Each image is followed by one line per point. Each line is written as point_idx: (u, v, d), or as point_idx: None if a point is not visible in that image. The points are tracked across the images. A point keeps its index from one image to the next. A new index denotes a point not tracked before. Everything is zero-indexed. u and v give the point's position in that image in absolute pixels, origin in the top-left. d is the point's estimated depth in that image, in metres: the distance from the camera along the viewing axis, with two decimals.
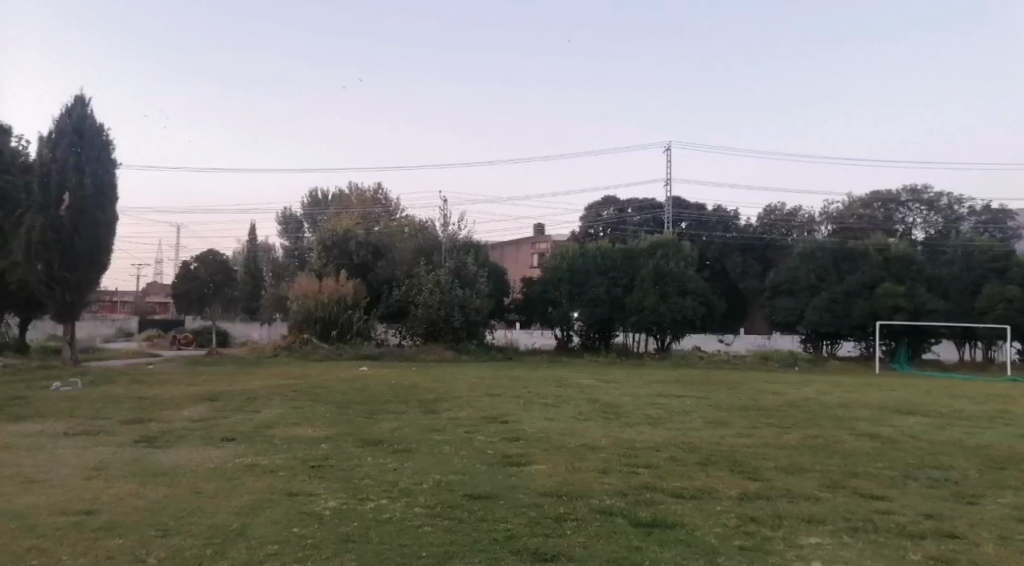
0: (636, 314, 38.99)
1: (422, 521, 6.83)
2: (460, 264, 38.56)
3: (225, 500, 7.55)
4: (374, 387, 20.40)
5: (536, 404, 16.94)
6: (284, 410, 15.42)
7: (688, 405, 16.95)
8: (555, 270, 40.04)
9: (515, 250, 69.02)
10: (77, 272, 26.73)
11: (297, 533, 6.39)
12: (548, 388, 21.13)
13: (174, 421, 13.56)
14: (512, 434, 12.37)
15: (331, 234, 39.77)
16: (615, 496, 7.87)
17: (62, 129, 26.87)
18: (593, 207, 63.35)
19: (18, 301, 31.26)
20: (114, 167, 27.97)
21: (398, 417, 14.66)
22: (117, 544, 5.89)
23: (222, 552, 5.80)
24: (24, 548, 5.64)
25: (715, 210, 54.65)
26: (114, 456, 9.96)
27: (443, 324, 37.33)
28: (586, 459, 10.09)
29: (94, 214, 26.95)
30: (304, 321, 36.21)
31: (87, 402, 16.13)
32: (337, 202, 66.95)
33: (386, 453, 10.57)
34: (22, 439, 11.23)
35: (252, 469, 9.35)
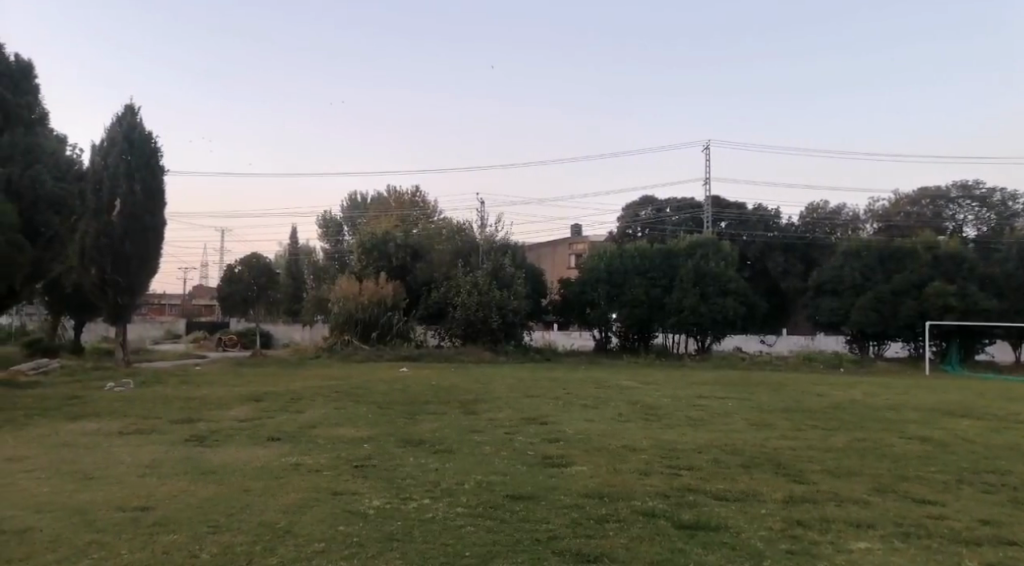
0: (676, 314, 38.65)
1: (464, 521, 6.89)
2: (497, 266, 38.72)
3: (272, 498, 7.72)
4: (414, 388, 20.61)
5: (575, 405, 16.93)
6: (327, 410, 15.68)
7: (730, 407, 16.74)
8: (593, 270, 39.93)
9: (552, 251, 68.98)
10: (128, 275, 27.50)
11: (342, 531, 6.50)
12: (588, 389, 21.07)
13: (222, 421, 13.90)
14: (552, 436, 12.38)
15: (371, 237, 40.29)
16: (658, 498, 7.83)
17: (114, 138, 27.84)
18: (631, 207, 63.02)
19: (75, 305, 32.40)
20: (162, 173, 28.74)
21: (438, 417, 14.80)
22: (171, 539, 6.08)
23: (271, 549, 5.93)
24: (86, 542, 5.85)
25: (756, 210, 53.87)
26: (165, 455, 10.25)
27: (481, 325, 37.54)
28: (627, 460, 10.06)
29: (143, 219, 27.71)
30: (345, 322, 36.72)
31: (140, 402, 16.65)
32: (377, 206, 67.82)
33: (428, 454, 10.68)
34: (79, 437, 11.65)
35: (299, 468, 9.54)
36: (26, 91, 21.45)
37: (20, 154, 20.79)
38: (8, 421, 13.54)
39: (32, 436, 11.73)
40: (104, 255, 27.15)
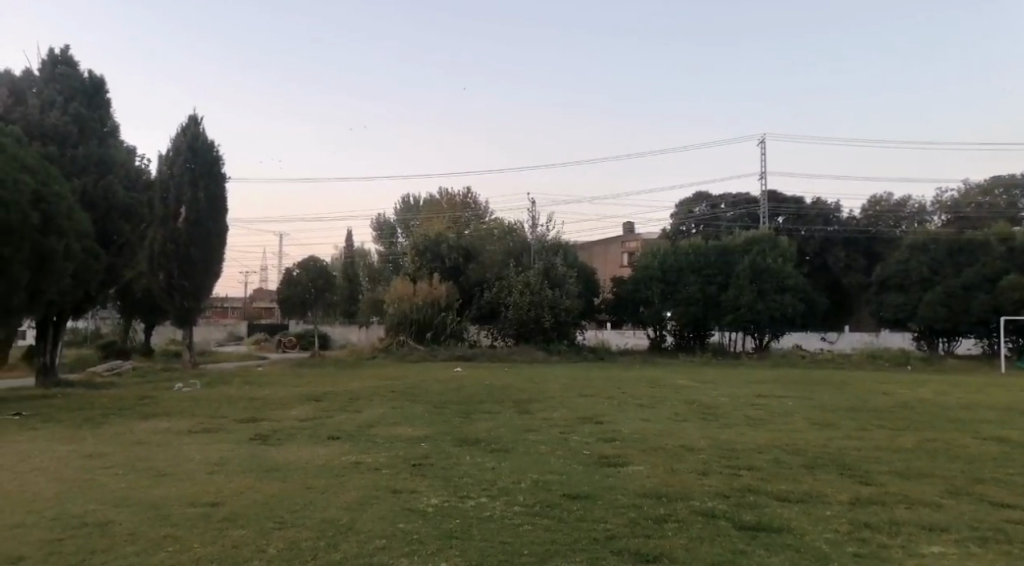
0: (732, 313, 37.94)
1: (522, 519, 6.93)
2: (549, 265, 38.71)
3: (334, 496, 7.91)
4: (470, 388, 20.77)
5: (631, 404, 16.79)
6: (385, 410, 15.93)
7: (791, 406, 16.34)
8: (646, 268, 39.57)
9: (604, 250, 68.54)
10: (193, 279, 28.49)
11: (403, 528, 6.62)
12: (642, 388, 20.88)
13: (284, 421, 14.30)
14: (608, 435, 12.33)
15: (424, 239, 40.83)
16: (717, 498, 7.73)
17: (179, 147, 28.91)
18: (684, 203, 62.12)
19: (144, 309, 33.76)
20: (224, 180, 29.68)
21: (493, 417, 14.88)
22: (240, 535, 6.29)
23: (334, 544, 6.08)
24: (161, 536, 6.11)
25: (815, 203, 52.52)
26: (232, 452, 10.59)
27: (534, 325, 37.60)
28: (685, 460, 9.94)
29: (207, 225, 28.66)
30: (400, 323, 37.27)
31: (207, 402, 17.23)
32: (429, 207, 68.65)
33: (484, 453, 10.78)
34: (151, 435, 12.15)
35: (358, 466, 9.74)
36: (97, 105, 22.32)
37: (93, 165, 21.70)
38: (87, 419, 14.22)
39: (108, 434, 12.28)
40: (171, 261, 28.23)
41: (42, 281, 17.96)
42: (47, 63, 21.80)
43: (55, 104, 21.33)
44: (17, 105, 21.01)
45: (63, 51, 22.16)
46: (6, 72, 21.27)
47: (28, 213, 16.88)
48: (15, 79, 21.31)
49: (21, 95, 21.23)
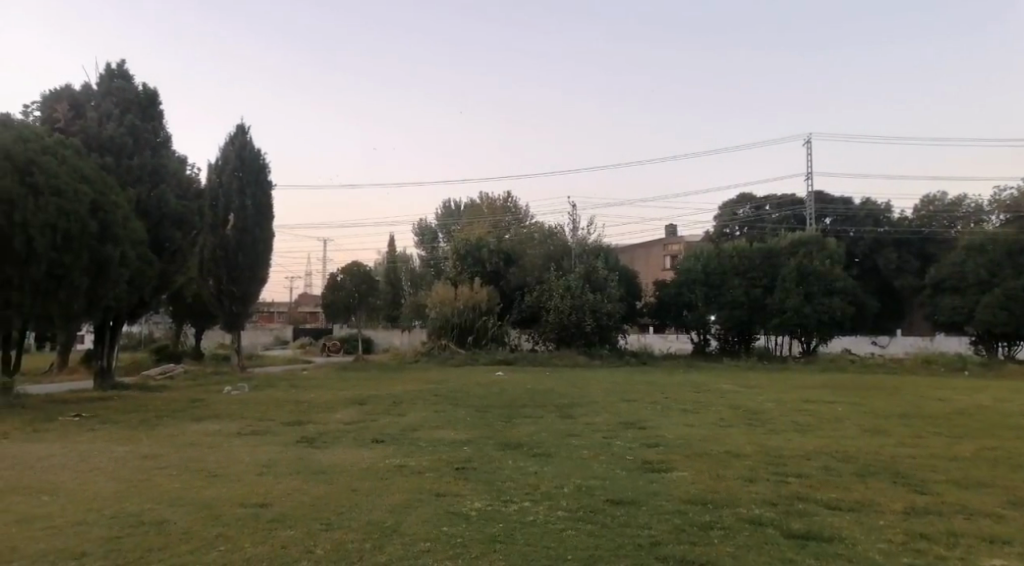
0: (779, 316, 37.21)
1: (565, 524, 6.92)
2: (590, 269, 38.55)
3: (379, 498, 8.00)
4: (512, 392, 20.81)
5: (674, 409, 16.60)
6: (427, 414, 16.06)
7: (841, 412, 15.96)
8: (689, 271, 39.15)
9: (646, 253, 67.92)
10: (241, 285, 29.18)
11: (447, 531, 6.66)
12: (686, 393, 20.59)
13: (329, 424, 14.55)
14: (651, 440, 12.21)
15: (465, 243, 41.14)
16: (765, 505, 7.59)
17: (228, 156, 29.64)
18: (728, 206, 61.18)
19: (194, 314, 34.67)
20: (270, 187, 30.30)
21: (536, 421, 14.87)
22: (289, 535, 6.41)
23: (380, 547, 6.15)
24: (213, 535, 6.28)
25: (864, 203, 51.32)
26: (280, 455, 10.81)
27: (575, 329, 37.48)
28: (731, 467, 9.79)
29: (254, 232, 29.32)
30: (441, 327, 37.53)
31: (255, 405, 17.62)
32: (470, 212, 69.02)
33: (527, 457, 10.79)
34: (203, 437, 12.50)
35: (403, 469, 9.84)
36: (151, 116, 23.00)
37: (147, 175, 22.43)
38: (141, 421, 14.66)
39: (162, 436, 12.64)
40: (220, 267, 28.96)
41: (100, 287, 18.60)
42: (104, 77, 22.54)
43: (111, 116, 22.08)
44: (76, 118, 21.84)
45: (120, 65, 22.91)
46: (66, 86, 22.09)
47: (85, 221, 17.66)
48: (75, 93, 22.11)
49: (80, 109, 22.05)
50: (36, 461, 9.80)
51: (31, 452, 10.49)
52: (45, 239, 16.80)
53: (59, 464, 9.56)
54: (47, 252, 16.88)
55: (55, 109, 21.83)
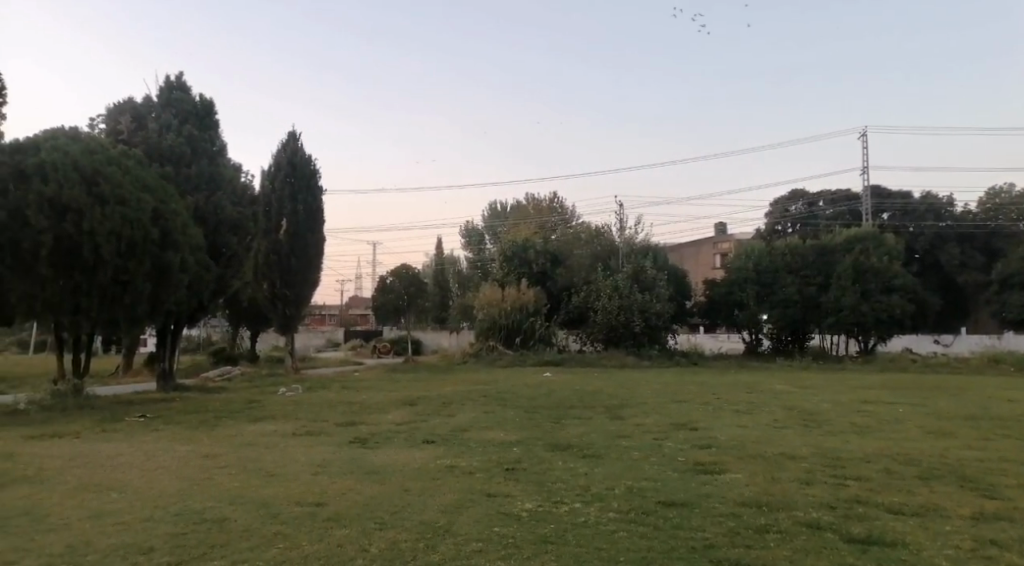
0: (834, 315, 36.24)
1: (616, 526, 6.88)
2: (638, 268, 38.11)
3: (430, 498, 8.09)
4: (560, 393, 20.78)
5: (728, 410, 16.33)
6: (477, 415, 16.16)
7: (901, 413, 15.48)
8: (740, 270, 38.47)
9: (695, 252, 66.99)
10: (293, 288, 29.82)
11: (498, 531, 6.69)
12: (738, 393, 20.23)
13: (381, 424, 14.77)
14: (703, 441, 12.06)
15: (512, 244, 41.28)
16: (823, 509, 7.42)
17: (280, 162, 30.34)
18: (780, 202, 59.90)
19: (250, 317, 35.56)
20: (321, 193, 30.90)
21: (586, 422, 14.82)
22: (344, 533, 6.54)
23: (432, 546, 6.23)
24: (272, 533, 6.45)
25: (924, 197, 49.77)
26: (334, 455, 11.02)
27: (624, 329, 37.19)
28: (786, 469, 9.60)
29: (306, 237, 29.93)
30: (489, 328, 37.66)
31: (308, 406, 17.99)
32: (516, 213, 69.12)
33: (577, 458, 10.76)
34: (261, 437, 12.84)
35: (454, 470, 9.91)
36: (208, 126, 23.66)
37: (204, 183, 23.13)
38: (202, 421, 15.13)
39: (220, 436, 13.03)
40: (274, 271, 29.64)
41: (161, 292, 19.20)
42: (164, 89, 23.29)
43: (170, 127, 22.85)
44: (138, 130, 22.70)
45: (178, 77, 23.64)
46: (128, 99, 22.97)
47: (147, 228, 18.31)
48: (136, 105, 22.97)
49: (141, 120, 22.87)
50: (105, 460, 10.21)
51: (100, 451, 10.94)
52: (110, 246, 17.48)
53: (126, 463, 9.94)
54: (112, 258, 17.56)
55: (119, 122, 22.77)
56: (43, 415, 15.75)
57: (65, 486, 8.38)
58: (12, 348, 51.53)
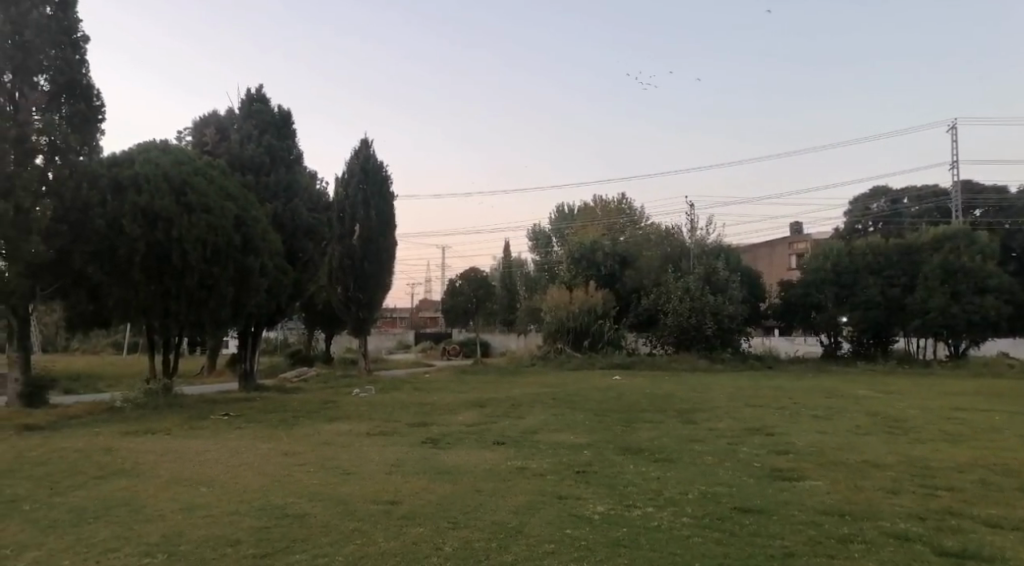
0: (920, 317, 34.51)
1: (691, 531, 6.77)
2: (710, 270, 37.24)
3: (502, 499, 8.14)
4: (630, 396, 20.58)
5: (806, 416, 15.82)
6: (546, 417, 16.16)
7: (998, 421, 14.60)
8: (818, 271, 37.36)
9: (770, 252, 65.12)
10: (367, 292, 30.50)
11: (570, 534, 6.69)
12: (817, 398, 19.55)
13: (452, 425, 14.96)
14: (781, 447, 11.72)
15: (579, 247, 41.27)
16: (911, 520, 7.11)
17: (353, 169, 31.18)
18: (860, 200, 57.86)
19: (324, 319, 36.57)
20: (392, 199, 31.60)
21: (657, 426, 14.63)
22: (418, 532, 6.65)
23: (505, 546, 6.27)
24: (350, 529, 6.62)
25: (1021, 193, 47.25)
26: (406, 455, 11.21)
27: (695, 332, 36.54)
28: (871, 477, 9.21)
29: (378, 241, 30.62)
30: (558, 330, 37.57)
31: (381, 406, 18.37)
32: (583, 215, 68.84)
33: (649, 462, 10.63)
34: (337, 436, 13.21)
35: (525, 471, 9.95)
36: (286, 135, 24.49)
37: (282, 191, 23.97)
38: (282, 421, 15.64)
39: (299, 434, 13.46)
40: (348, 275, 30.38)
41: (243, 296, 19.95)
42: (245, 101, 24.26)
43: (251, 137, 23.76)
44: (221, 141, 23.72)
45: (258, 90, 24.56)
46: (213, 112, 24.04)
47: (230, 234, 19.10)
48: (220, 118, 24.01)
49: (224, 131, 23.89)
50: (193, 455, 10.72)
51: (189, 447, 11.48)
52: (197, 252, 18.28)
53: (212, 459, 10.38)
54: (199, 264, 18.37)
55: (205, 134, 23.89)
56: (137, 413, 16.61)
57: (159, 479, 8.85)
58: (108, 349, 54.67)
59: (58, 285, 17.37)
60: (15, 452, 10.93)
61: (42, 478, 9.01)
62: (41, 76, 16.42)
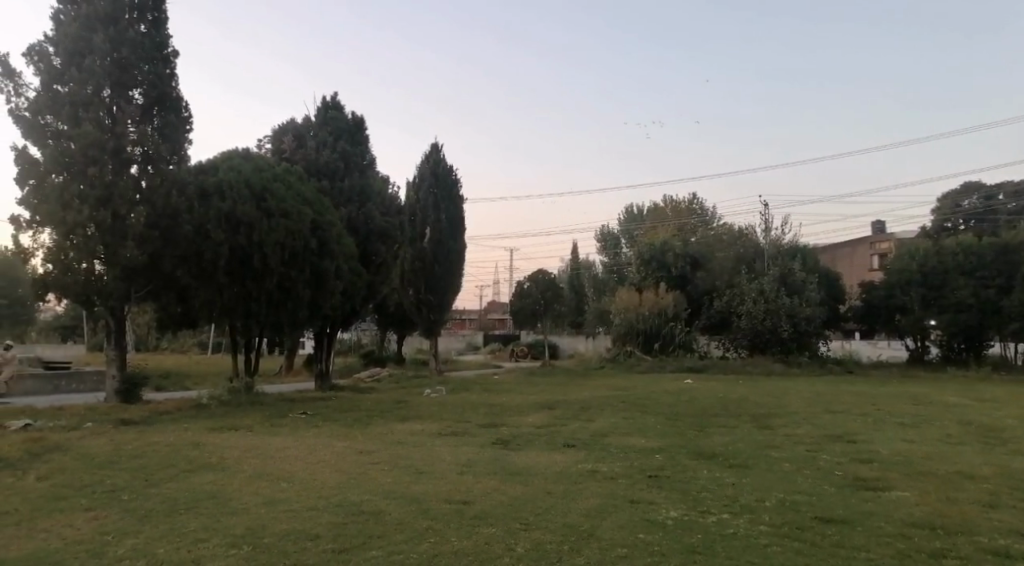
0: (1016, 320, 32.47)
1: (769, 539, 6.58)
2: (785, 271, 36.13)
3: (574, 502, 8.11)
4: (703, 400, 20.15)
5: (891, 423, 15.13)
6: (616, 420, 16.03)
7: None
8: (903, 272, 35.84)
9: (850, 252, 62.68)
10: (438, 294, 30.94)
11: (643, 538, 6.60)
12: (903, 405, 18.64)
13: (523, 427, 15.00)
14: (864, 455, 11.25)
15: (649, 248, 40.72)
16: (1011, 536, 6.71)
17: (424, 173, 31.67)
18: (950, 197, 55.24)
19: (396, 321, 37.22)
20: (461, 202, 31.98)
21: (731, 431, 14.28)
22: (491, 532, 6.69)
23: (577, 549, 6.24)
24: (424, 527, 6.73)
25: None
26: (478, 455, 11.31)
27: (771, 335, 35.52)
28: (964, 489, 8.73)
29: (448, 244, 31.04)
30: (627, 333, 37.22)
31: (453, 407, 18.55)
32: (653, 215, 67.95)
33: (723, 468, 10.39)
34: (409, 436, 13.44)
35: (596, 474, 9.87)
36: (360, 141, 25.12)
37: (356, 196, 24.56)
38: (357, 420, 15.99)
39: (373, 433, 13.74)
40: (419, 277, 30.84)
41: (319, 298, 20.55)
42: (321, 108, 24.98)
43: (327, 144, 24.45)
44: (299, 148, 24.42)
45: (333, 97, 25.24)
46: (291, 120, 24.86)
47: (307, 239, 19.72)
48: (297, 126, 24.77)
49: (301, 139, 24.65)
50: (275, 451, 11.11)
51: (270, 444, 11.91)
52: (276, 255, 18.98)
53: (293, 455, 10.76)
54: (278, 267, 19.03)
55: (283, 142, 24.71)
56: (221, 410, 17.31)
57: (244, 473, 9.21)
58: (193, 348, 57.18)
59: (150, 288, 18.07)
60: (115, 444, 11.61)
61: (138, 469, 9.53)
62: (136, 89, 17.30)
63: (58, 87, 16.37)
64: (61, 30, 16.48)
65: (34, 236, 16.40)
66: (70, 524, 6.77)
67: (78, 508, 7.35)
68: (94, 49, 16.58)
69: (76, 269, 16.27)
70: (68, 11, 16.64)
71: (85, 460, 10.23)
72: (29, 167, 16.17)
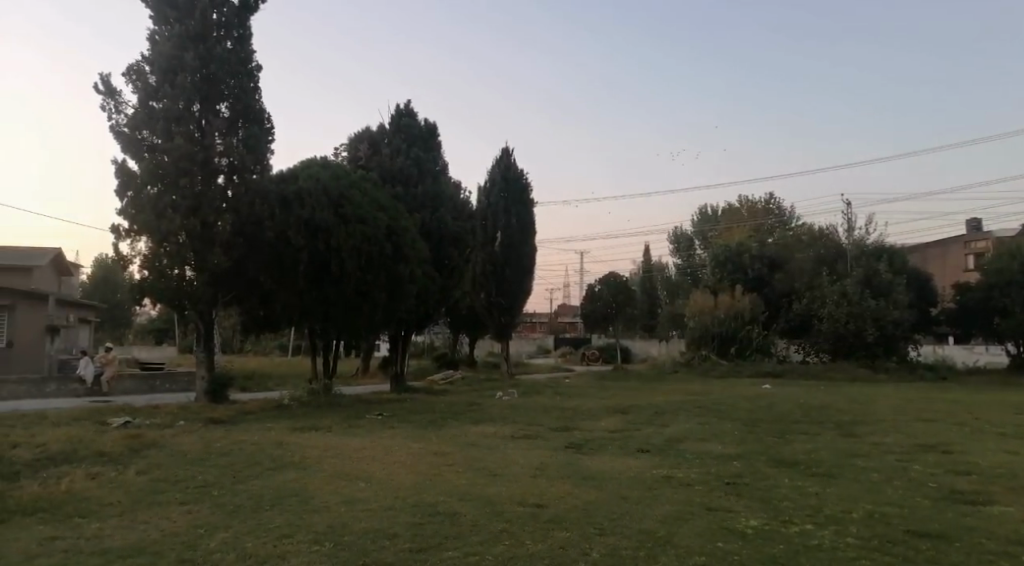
0: None
1: (857, 553, 6.32)
2: (870, 272, 34.42)
3: (650, 508, 7.99)
4: (782, 406, 19.54)
5: (989, 432, 14.29)
6: (691, 425, 15.73)
7: None
8: (1002, 273, 33.80)
9: (940, 253, 59.76)
10: (509, 297, 31.16)
11: (723, 547, 6.45)
12: (1001, 414, 17.62)
13: (595, 431, 14.91)
14: (960, 467, 10.65)
15: (725, 250, 39.96)
16: None
17: (494, 178, 31.93)
18: None
19: (468, 324, 37.62)
20: (532, 206, 32.05)
21: (812, 438, 13.79)
22: (566, 536, 6.66)
23: (654, 556, 6.16)
24: (499, 529, 6.77)
25: None
26: (551, 459, 11.30)
27: (855, 339, 34.22)
28: None
29: (519, 248, 31.22)
30: (702, 337, 36.44)
31: (525, 410, 18.62)
32: (728, 216, 66.37)
33: (805, 476, 10.02)
34: (482, 438, 13.55)
35: (671, 481, 9.69)
36: (432, 147, 25.49)
37: (429, 202, 24.97)
38: (431, 422, 16.22)
39: (447, 436, 13.91)
40: (490, 281, 31.05)
41: (395, 301, 20.97)
42: (395, 116, 25.53)
43: (401, 150, 24.91)
44: (374, 155, 25.03)
45: (407, 105, 25.77)
46: (366, 128, 25.50)
47: (383, 244, 20.14)
48: (372, 133, 25.38)
49: (376, 147, 25.21)
50: (353, 452, 11.39)
51: (349, 444, 12.22)
52: (353, 260, 19.45)
53: (371, 456, 11.00)
54: (356, 271, 19.50)
55: (359, 149, 25.37)
56: (302, 411, 17.86)
57: (323, 473, 9.46)
58: (273, 349, 59.18)
59: (237, 292, 18.83)
60: (205, 443, 12.12)
61: (227, 466, 9.92)
62: (223, 103, 18.08)
63: (153, 103, 17.31)
64: (157, 50, 17.45)
65: (131, 244, 17.36)
66: (166, 517, 7.10)
67: (173, 503, 7.72)
68: (185, 66, 17.44)
69: (169, 275, 17.15)
70: (163, 31, 17.62)
71: (179, 456, 10.73)
72: (127, 179, 17.16)
